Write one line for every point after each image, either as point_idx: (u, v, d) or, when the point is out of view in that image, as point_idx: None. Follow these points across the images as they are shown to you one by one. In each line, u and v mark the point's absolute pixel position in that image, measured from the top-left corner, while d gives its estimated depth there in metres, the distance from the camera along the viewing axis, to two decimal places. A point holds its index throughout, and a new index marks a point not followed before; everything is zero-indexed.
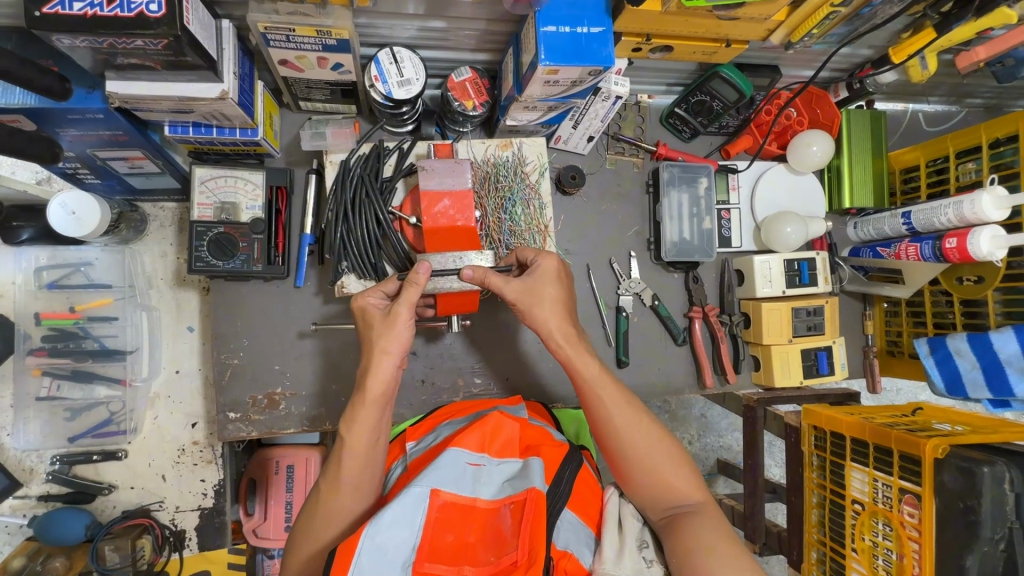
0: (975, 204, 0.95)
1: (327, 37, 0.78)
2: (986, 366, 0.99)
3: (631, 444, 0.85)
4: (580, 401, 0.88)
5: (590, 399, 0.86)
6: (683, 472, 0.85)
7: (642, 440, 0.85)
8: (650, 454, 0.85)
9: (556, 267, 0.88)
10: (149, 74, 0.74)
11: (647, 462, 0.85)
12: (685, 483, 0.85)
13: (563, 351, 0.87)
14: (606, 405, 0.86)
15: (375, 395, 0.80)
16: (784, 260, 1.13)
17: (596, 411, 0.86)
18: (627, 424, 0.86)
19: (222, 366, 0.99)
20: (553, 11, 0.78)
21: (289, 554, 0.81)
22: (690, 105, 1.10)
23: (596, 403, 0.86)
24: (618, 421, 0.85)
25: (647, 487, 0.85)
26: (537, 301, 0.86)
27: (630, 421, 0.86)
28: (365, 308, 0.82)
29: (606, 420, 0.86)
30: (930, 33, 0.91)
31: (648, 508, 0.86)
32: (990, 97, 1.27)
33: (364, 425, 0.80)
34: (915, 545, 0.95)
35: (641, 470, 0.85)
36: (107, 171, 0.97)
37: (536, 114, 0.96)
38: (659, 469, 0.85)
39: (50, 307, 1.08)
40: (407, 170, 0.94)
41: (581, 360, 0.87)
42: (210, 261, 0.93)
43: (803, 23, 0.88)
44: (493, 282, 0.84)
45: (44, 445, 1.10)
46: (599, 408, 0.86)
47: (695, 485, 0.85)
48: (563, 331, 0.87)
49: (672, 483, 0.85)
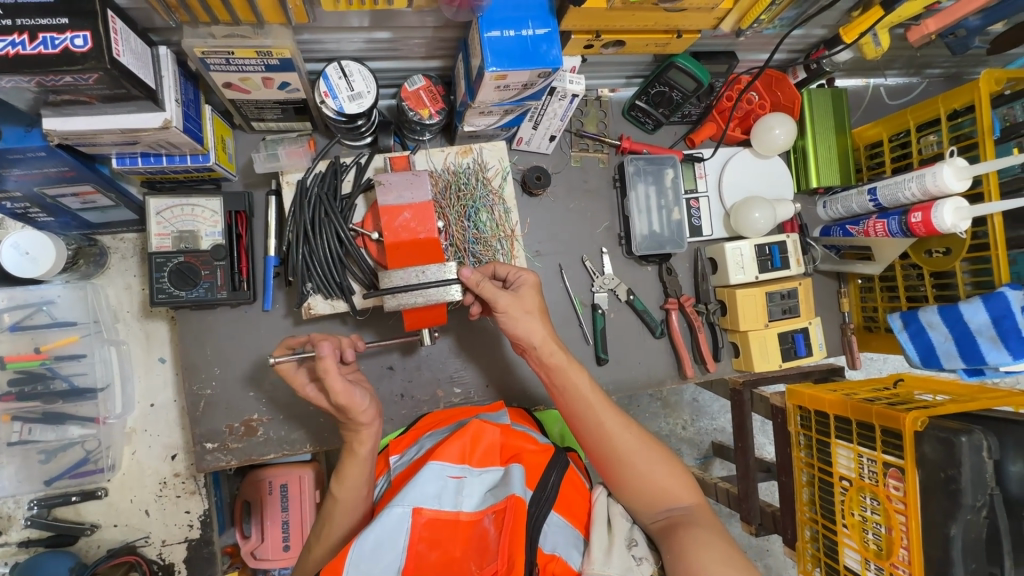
0: (936, 177, 0.95)
1: (268, 57, 0.76)
2: (958, 337, 0.99)
3: (622, 450, 0.85)
4: (567, 409, 0.87)
5: (579, 404, 0.86)
6: (675, 476, 0.85)
7: (634, 445, 0.85)
8: (640, 459, 0.85)
9: (535, 280, 0.88)
10: (86, 108, 0.72)
11: (638, 467, 0.84)
12: (679, 486, 0.85)
13: (556, 357, 0.86)
14: (594, 411, 0.86)
15: (366, 451, 0.83)
16: (754, 245, 1.13)
17: (584, 420, 0.86)
18: (616, 429, 0.85)
19: (194, 398, 0.98)
20: (496, 14, 0.76)
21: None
22: (651, 98, 1.09)
23: (585, 413, 0.86)
24: (607, 428, 0.85)
25: (639, 491, 0.84)
26: (525, 314, 0.85)
27: (619, 428, 0.86)
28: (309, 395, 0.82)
29: (595, 428, 0.86)
30: (878, 11, 0.90)
31: (641, 513, 0.86)
32: (949, 67, 1.28)
33: (343, 482, 0.83)
34: (901, 517, 0.97)
35: (632, 473, 0.84)
36: (59, 208, 0.94)
37: (493, 118, 0.95)
38: (650, 474, 0.84)
39: (15, 350, 1.04)
40: (365, 185, 0.93)
41: (569, 370, 0.86)
42: (173, 292, 0.91)
43: (751, 9, 0.87)
44: (487, 289, 0.82)
45: (20, 489, 1.07)
46: (587, 417, 0.86)
47: (687, 487, 0.85)
48: (551, 343, 0.86)
49: (665, 486, 0.85)
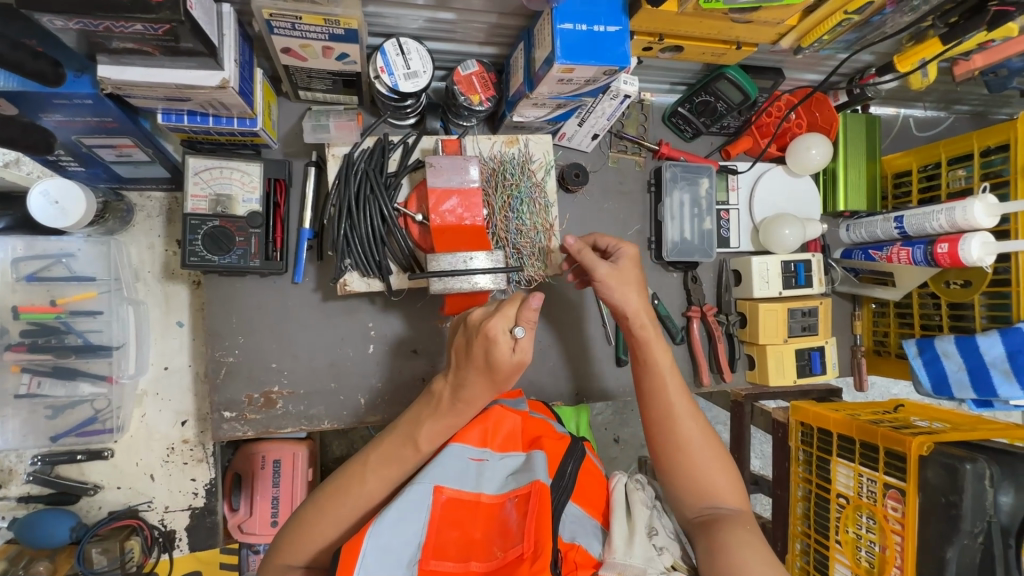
0: (966, 211, 0.98)
1: (334, 26, 0.75)
2: (972, 368, 1.02)
3: (683, 437, 0.85)
4: (642, 384, 0.89)
5: (653, 381, 0.87)
6: (726, 478, 0.85)
7: (696, 436, 0.85)
8: (697, 451, 0.85)
9: (635, 253, 0.91)
10: (145, 59, 0.70)
11: (694, 459, 0.85)
12: (727, 487, 0.85)
13: (645, 331, 0.87)
14: (666, 394, 0.86)
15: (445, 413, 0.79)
16: (781, 261, 1.15)
17: (655, 399, 0.87)
18: (683, 416, 0.86)
19: (217, 364, 0.96)
20: (569, 8, 0.76)
21: (303, 529, 0.77)
22: (694, 106, 1.10)
23: (657, 393, 0.87)
24: (675, 411, 0.86)
25: (688, 482, 0.85)
26: (621, 284, 0.87)
27: (687, 414, 0.86)
28: (491, 336, 0.72)
29: (663, 408, 0.86)
30: (936, 44, 0.91)
31: (685, 506, 0.86)
32: (977, 105, 1.31)
33: (431, 428, 0.79)
34: (897, 538, 0.99)
35: (686, 462, 0.85)
36: (92, 158, 0.91)
37: (543, 111, 0.94)
38: (703, 468, 0.85)
39: (29, 300, 1.01)
40: (413, 165, 0.92)
41: (653, 347, 0.87)
42: (205, 255, 0.89)
43: (813, 29, 0.88)
44: (586, 258, 0.87)
45: (24, 444, 1.04)
46: (659, 396, 0.87)
47: (736, 489, 0.85)
48: (644, 315, 0.87)
49: (716, 484, 0.84)
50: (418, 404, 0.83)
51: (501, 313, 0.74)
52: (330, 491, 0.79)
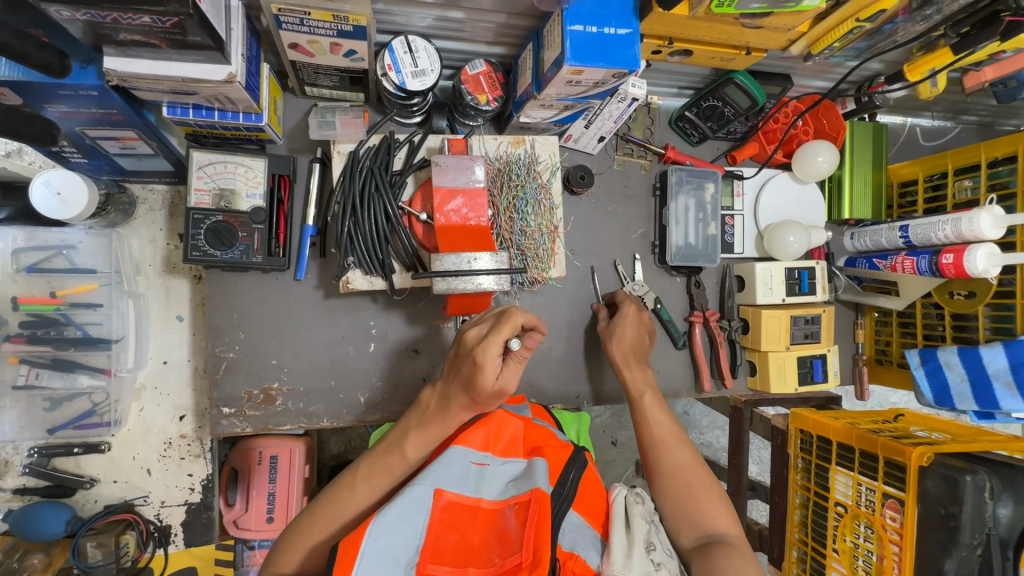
0: (972, 222, 0.97)
1: (343, 23, 0.74)
2: (975, 380, 1.01)
3: (671, 463, 0.91)
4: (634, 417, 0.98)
5: (642, 414, 0.97)
6: (717, 506, 0.87)
7: (683, 463, 0.90)
8: (685, 477, 0.89)
9: (637, 311, 1.05)
10: (152, 51, 0.70)
11: (683, 484, 0.89)
12: (719, 513, 0.86)
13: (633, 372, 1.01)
14: (653, 424, 0.95)
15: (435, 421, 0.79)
16: (785, 268, 1.14)
17: (644, 429, 0.96)
18: (671, 444, 0.92)
19: (216, 360, 0.96)
20: (580, 9, 0.76)
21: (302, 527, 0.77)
22: (701, 110, 1.09)
23: (646, 424, 0.96)
24: (663, 440, 0.93)
25: (679, 507, 0.87)
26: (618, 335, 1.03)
27: (673, 444, 0.92)
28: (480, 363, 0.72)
29: (651, 437, 0.94)
30: (946, 54, 0.91)
31: (680, 532, 0.87)
32: (984, 116, 1.31)
33: (420, 435, 0.79)
34: (895, 548, 0.99)
35: (675, 488, 0.89)
36: (95, 150, 0.91)
37: (551, 113, 0.94)
38: (691, 493, 0.87)
39: (29, 292, 1.00)
40: (418, 164, 0.92)
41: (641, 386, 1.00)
42: (208, 250, 0.89)
43: (824, 36, 0.88)
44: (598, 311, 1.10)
45: (20, 436, 1.03)
46: (646, 426, 0.96)
47: (728, 516, 0.86)
48: (632, 361, 1.02)
49: (707, 510, 0.86)
50: (409, 413, 0.83)
51: (490, 337, 0.72)
52: (329, 496, 0.79)
